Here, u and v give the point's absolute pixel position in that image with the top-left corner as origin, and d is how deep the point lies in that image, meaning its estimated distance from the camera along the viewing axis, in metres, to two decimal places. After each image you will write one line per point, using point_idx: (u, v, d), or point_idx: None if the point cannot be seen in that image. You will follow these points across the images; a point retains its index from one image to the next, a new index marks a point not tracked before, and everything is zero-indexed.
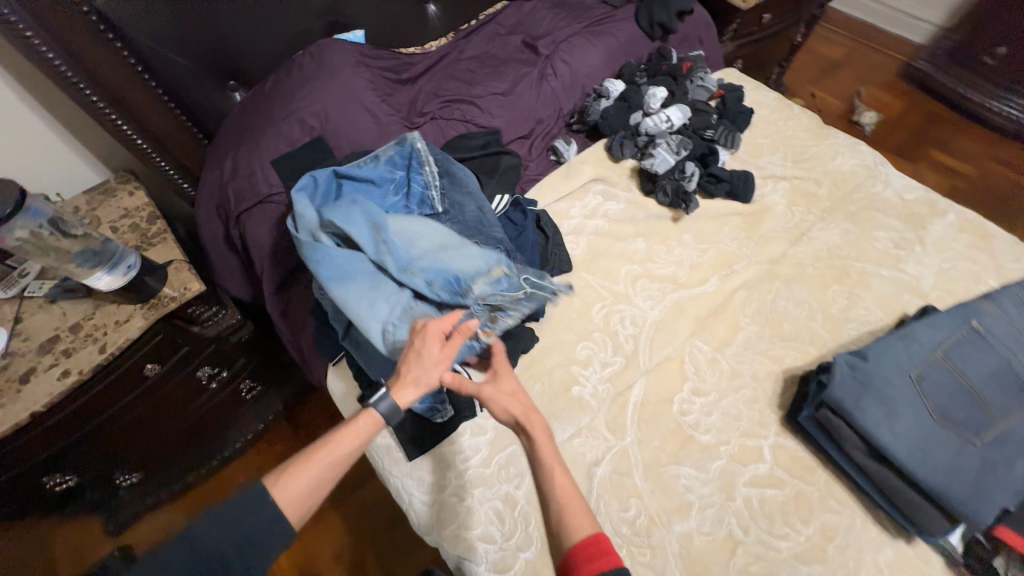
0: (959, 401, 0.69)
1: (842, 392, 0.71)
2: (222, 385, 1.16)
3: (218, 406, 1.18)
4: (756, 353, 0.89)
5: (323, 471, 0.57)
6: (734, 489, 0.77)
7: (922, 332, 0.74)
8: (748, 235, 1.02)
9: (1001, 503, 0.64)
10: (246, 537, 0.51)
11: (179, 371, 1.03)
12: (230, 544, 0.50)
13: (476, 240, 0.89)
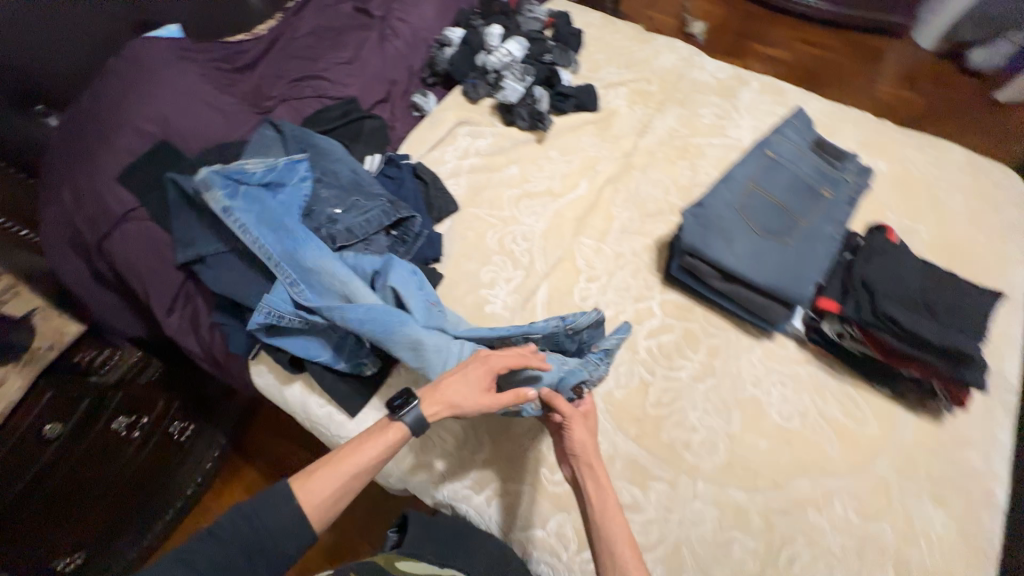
0: (772, 213, 0.85)
1: (691, 237, 0.86)
2: (147, 432, 1.06)
3: (151, 456, 1.08)
4: (630, 234, 1.03)
5: (342, 475, 0.64)
6: (637, 345, 0.90)
7: (738, 170, 0.89)
8: (603, 139, 1.15)
9: (815, 280, 0.82)
10: (263, 542, 0.60)
11: (88, 427, 0.93)
12: (250, 543, 0.59)
13: (358, 198, 0.90)
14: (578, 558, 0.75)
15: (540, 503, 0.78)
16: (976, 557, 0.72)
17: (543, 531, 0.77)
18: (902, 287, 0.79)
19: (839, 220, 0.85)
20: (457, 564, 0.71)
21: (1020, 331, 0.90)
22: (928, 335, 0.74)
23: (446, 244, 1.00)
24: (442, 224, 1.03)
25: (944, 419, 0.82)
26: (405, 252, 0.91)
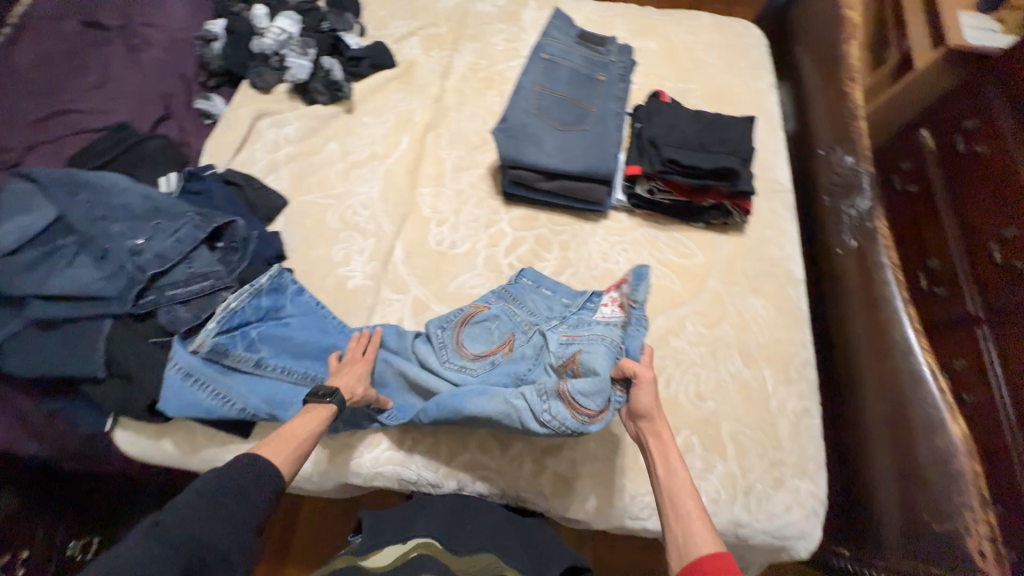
0: (564, 108, 0.95)
1: (504, 150, 0.93)
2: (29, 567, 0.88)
3: None
4: (465, 170, 1.07)
5: (292, 442, 0.65)
6: (500, 265, 0.97)
7: (525, 79, 0.97)
8: (412, 91, 1.16)
9: (615, 152, 0.94)
10: (226, 527, 0.53)
11: None
12: (203, 536, 0.51)
13: (161, 221, 0.83)
14: (507, 460, 0.82)
15: (458, 432, 0.83)
16: (789, 321, 0.93)
17: (469, 454, 0.82)
18: (679, 134, 0.94)
19: (618, 96, 0.97)
20: (419, 531, 0.73)
21: (781, 144, 1.12)
22: (702, 164, 0.89)
23: (286, 238, 0.96)
24: (276, 222, 0.98)
25: (746, 231, 1.00)
26: (240, 259, 0.86)
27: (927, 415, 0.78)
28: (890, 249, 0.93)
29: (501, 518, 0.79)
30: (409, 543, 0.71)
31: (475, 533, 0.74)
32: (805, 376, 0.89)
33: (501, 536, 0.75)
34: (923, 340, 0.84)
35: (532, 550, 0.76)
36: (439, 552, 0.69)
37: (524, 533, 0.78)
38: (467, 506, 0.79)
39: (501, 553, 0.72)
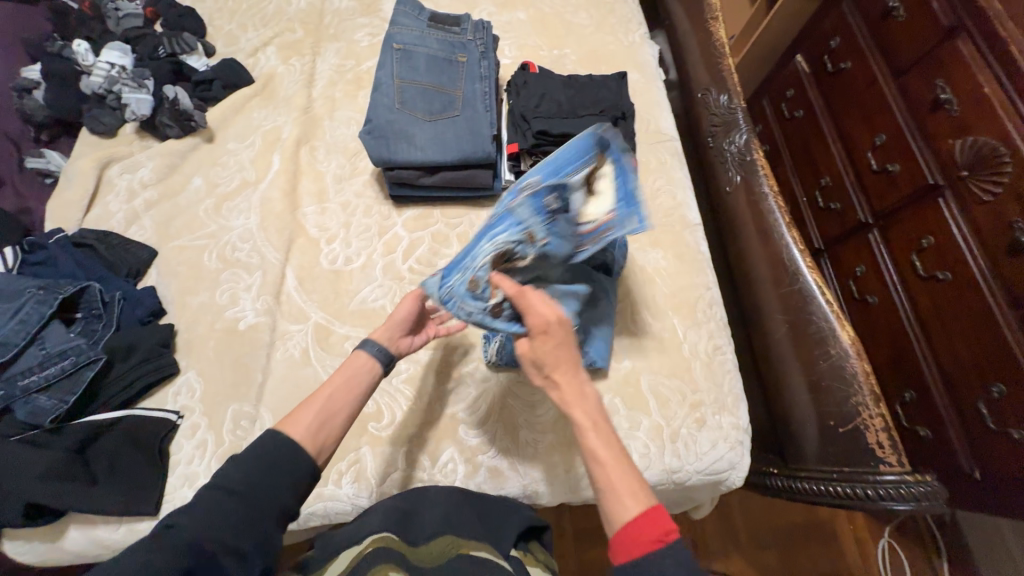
0: (428, 97, 0.91)
1: (375, 153, 0.88)
2: None
3: None
4: (347, 180, 1.02)
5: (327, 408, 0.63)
6: (400, 271, 0.93)
7: (382, 74, 0.92)
8: (276, 106, 1.08)
9: (491, 133, 0.91)
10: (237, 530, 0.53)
11: None
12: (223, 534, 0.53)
13: (0, 303, 0.74)
14: (438, 467, 0.80)
15: (383, 450, 0.81)
16: (691, 266, 0.95)
17: (398, 471, 0.80)
18: (548, 103, 0.92)
19: (483, 75, 0.94)
20: (372, 527, 0.69)
21: (661, 94, 1.12)
22: (574, 131, 0.88)
23: (163, 292, 0.89)
24: (148, 276, 0.91)
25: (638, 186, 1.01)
26: (105, 327, 0.80)
27: (819, 327, 0.83)
28: (769, 180, 0.97)
29: (451, 500, 0.75)
30: (364, 540, 0.67)
31: (429, 517, 0.72)
32: (712, 316, 0.91)
33: (456, 514, 0.72)
34: (807, 258, 0.88)
35: (491, 519, 0.75)
36: (396, 543, 0.67)
37: (481, 507, 0.76)
38: (419, 496, 0.74)
39: (458, 528, 0.70)
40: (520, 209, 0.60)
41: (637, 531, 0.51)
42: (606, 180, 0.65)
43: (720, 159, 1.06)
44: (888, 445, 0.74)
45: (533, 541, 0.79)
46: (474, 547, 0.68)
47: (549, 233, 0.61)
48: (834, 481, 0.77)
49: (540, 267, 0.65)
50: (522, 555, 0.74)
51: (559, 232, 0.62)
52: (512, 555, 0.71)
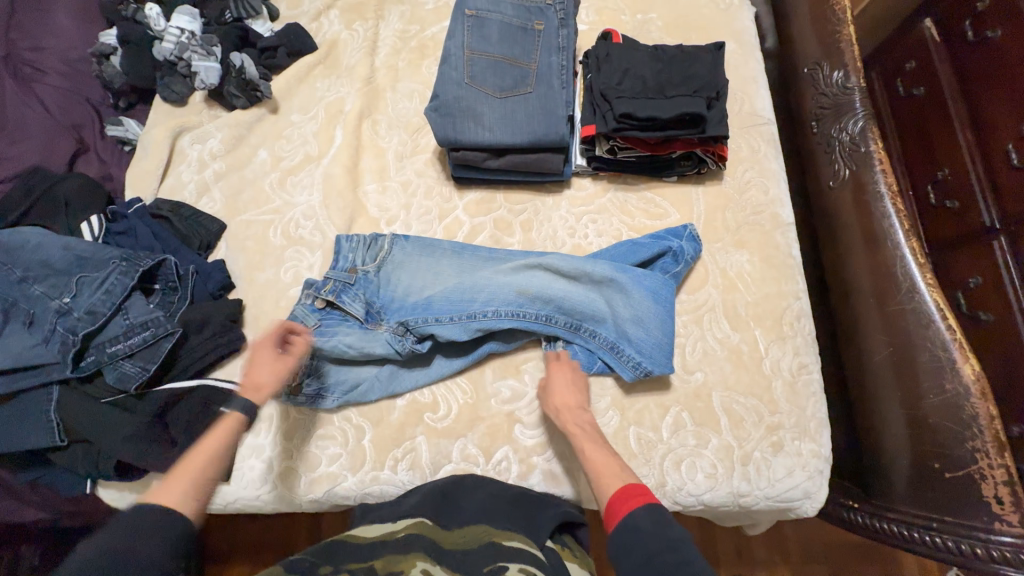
0: (500, 71, 0.84)
1: (441, 133, 0.83)
2: None
3: None
4: (409, 158, 0.97)
5: (192, 471, 0.58)
6: None
7: (451, 44, 0.85)
8: (339, 76, 1.04)
9: (565, 113, 0.83)
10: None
11: None
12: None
13: (89, 271, 0.78)
14: (491, 463, 0.79)
15: (437, 441, 0.80)
16: (779, 271, 0.85)
17: (452, 463, 0.79)
18: (633, 79, 0.82)
19: (560, 46, 0.85)
20: (408, 511, 0.68)
21: (760, 68, 0.98)
22: (661, 114, 0.78)
23: (231, 266, 0.91)
24: (217, 250, 0.92)
25: (725, 178, 0.90)
26: (180, 300, 0.83)
27: (934, 356, 0.72)
28: (888, 176, 0.83)
29: (487, 493, 0.72)
30: (399, 522, 0.65)
31: (466, 506, 0.69)
32: (800, 330, 0.82)
33: (493, 506, 0.68)
34: (928, 274, 0.76)
35: (527, 512, 0.69)
36: (428, 527, 0.63)
37: (518, 498, 0.71)
38: (455, 486, 0.73)
39: (494, 519, 0.65)
40: (297, 312, 0.82)
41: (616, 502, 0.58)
42: (370, 265, 0.85)
43: (824, 148, 0.93)
44: (1009, 501, 0.64)
45: (568, 534, 0.68)
46: (507, 537, 0.61)
47: (322, 321, 0.82)
48: (932, 531, 0.70)
49: (349, 330, 0.81)
50: (558, 548, 0.64)
51: (333, 327, 0.82)
52: (549, 546, 0.63)
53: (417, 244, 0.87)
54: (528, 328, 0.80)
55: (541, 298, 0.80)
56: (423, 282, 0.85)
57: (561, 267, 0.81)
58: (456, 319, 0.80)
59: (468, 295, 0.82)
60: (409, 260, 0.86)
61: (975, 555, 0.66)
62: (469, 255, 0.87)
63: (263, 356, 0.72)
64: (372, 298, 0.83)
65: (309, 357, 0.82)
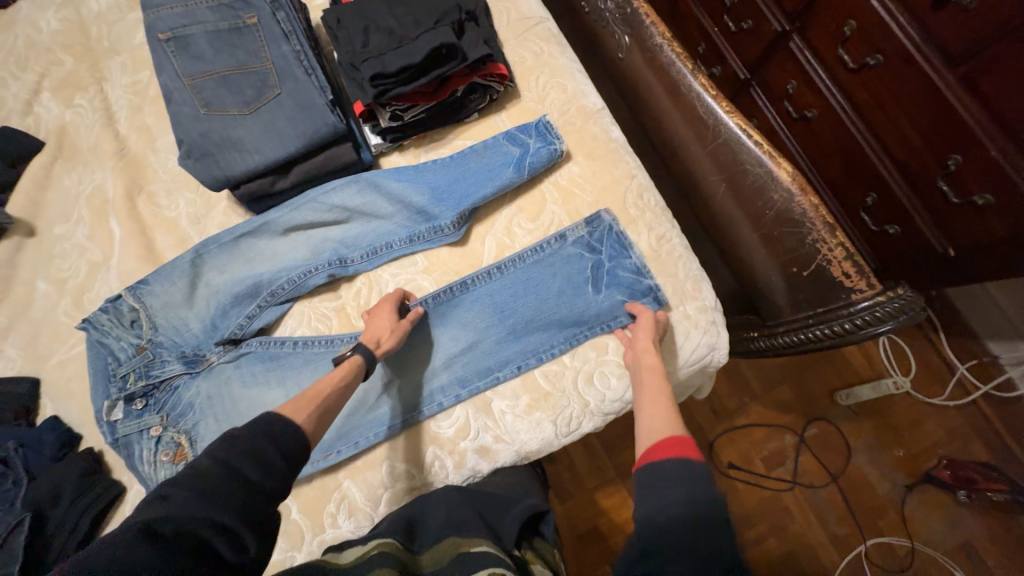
0: (234, 85, 0.75)
1: (208, 174, 0.74)
2: None
3: None
4: (205, 215, 0.87)
5: (315, 396, 0.59)
6: (309, 296, 0.83)
7: (167, 78, 0.76)
8: (86, 161, 0.90)
9: (325, 101, 0.76)
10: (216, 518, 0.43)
11: None
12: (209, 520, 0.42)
13: None
14: (426, 469, 0.76)
15: (365, 476, 0.76)
16: (605, 160, 0.84)
17: (389, 489, 0.75)
18: (376, 35, 0.76)
19: (285, 31, 0.77)
20: (377, 534, 0.61)
21: None
22: (413, 60, 0.72)
23: (68, 417, 0.80)
24: (44, 409, 0.81)
25: (523, 92, 0.87)
26: (13, 484, 0.72)
27: (757, 175, 0.76)
28: (658, 27, 0.84)
29: (451, 503, 0.66)
30: (368, 543, 0.58)
31: (435, 524, 0.63)
32: (646, 206, 0.83)
33: (460, 513, 0.63)
34: (724, 103, 0.79)
35: (490, 518, 0.64)
36: (399, 551, 0.57)
37: (480, 505, 0.66)
38: (416, 511, 0.66)
39: (463, 529, 0.60)
40: (122, 426, 0.76)
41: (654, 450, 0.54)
42: (141, 330, 0.80)
43: (600, 24, 0.91)
44: (853, 272, 0.70)
45: (535, 538, 0.65)
46: (476, 542, 0.57)
47: (165, 411, 0.78)
48: (812, 326, 0.74)
49: (211, 392, 0.79)
50: (523, 555, 0.61)
51: (173, 398, 0.78)
52: (514, 554, 0.59)
53: (156, 278, 0.81)
54: (344, 273, 0.82)
55: (340, 247, 0.83)
56: (205, 303, 0.82)
57: (333, 211, 0.82)
58: (268, 306, 0.81)
59: (264, 284, 0.81)
60: (163, 297, 0.80)
61: (845, 330, 0.71)
62: (215, 248, 0.82)
63: (375, 316, 0.74)
64: (184, 351, 0.81)
65: (192, 453, 0.76)
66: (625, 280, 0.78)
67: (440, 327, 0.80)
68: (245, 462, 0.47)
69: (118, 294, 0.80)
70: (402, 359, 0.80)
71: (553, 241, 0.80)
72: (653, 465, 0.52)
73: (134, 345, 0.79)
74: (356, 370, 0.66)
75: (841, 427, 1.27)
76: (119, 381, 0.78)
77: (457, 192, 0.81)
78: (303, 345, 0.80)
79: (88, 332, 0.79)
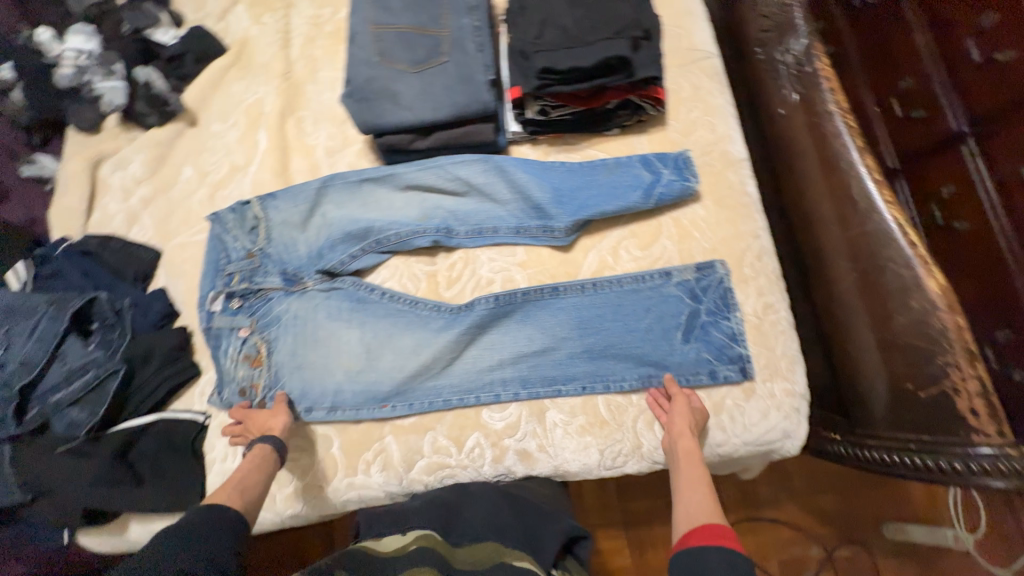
0: (410, 44, 0.80)
1: (362, 117, 0.78)
2: None
3: None
4: (339, 152, 0.93)
5: (243, 483, 0.63)
6: (407, 254, 0.86)
7: (355, 22, 0.81)
8: (255, 75, 0.98)
9: (486, 79, 0.78)
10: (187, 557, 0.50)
11: None
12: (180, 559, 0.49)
13: (16, 325, 0.75)
14: (465, 453, 0.77)
15: (407, 438, 0.78)
16: (734, 212, 0.81)
17: (425, 458, 0.77)
18: (552, 31, 0.77)
19: (470, 5, 0.81)
20: (415, 520, 0.65)
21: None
22: (583, 64, 0.74)
23: (173, 292, 0.88)
24: (157, 279, 0.89)
25: (670, 121, 0.85)
26: (120, 336, 0.80)
27: (899, 277, 0.70)
28: (835, 94, 0.80)
29: (491, 505, 0.68)
30: (408, 533, 0.63)
31: (473, 520, 0.66)
32: (762, 270, 0.79)
33: (499, 517, 0.66)
34: (886, 192, 0.74)
35: (529, 529, 0.66)
36: (437, 543, 0.61)
37: (521, 514, 0.68)
38: (456, 503, 0.69)
39: (503, 536, 0.64)
40: (219, 318, 0.83)
41: (690, 536, 0.57)
42: (256, 238, 0.86)
43: (771, 74, 0.87)
44: (983, 412, 0.63)
45: (568, 557, 0.66)
46: (518, 556, 0.61)
47: (255, 316, 0.83)
48: (912, 453, 0.68)
49: (297, 312, 0.83)
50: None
51: (263, 307, 0.84)
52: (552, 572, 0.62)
53: (284, 196, 0.87)
54: (446, 243, 0.84)
55: (449, 217, 0.85)
56: (315, 232, 0.87)
57: (455, 182, 0.85)
58: (369, 251, 0.85)
59: (372, 230, 0.85)
60: (283, 215, 0.87)
61: (941, 470, 0.66)
62: (340, 185, 0.88)
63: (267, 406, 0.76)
64: (285, 268, 0.86)
65: (267, 362, 0.81)
66: (716, 341, 0.75)
67: (518, 322, 0.80)
68: (197, 531, 0.53)
69: (248, 200, 0.88)
70: (474, 341, 0.80)
71: (656, 275, 0.78)
72: (689, 550, 0.55)
73: (245, 249, 0.86)
74: (265, 455, 0.68)
75: (880, 560, 1.16)
76: (225, 277, 0.84)
77: (578, 199, 0.81)
78: (388, 297, 0.83)
79: (215, 226, 0.87)
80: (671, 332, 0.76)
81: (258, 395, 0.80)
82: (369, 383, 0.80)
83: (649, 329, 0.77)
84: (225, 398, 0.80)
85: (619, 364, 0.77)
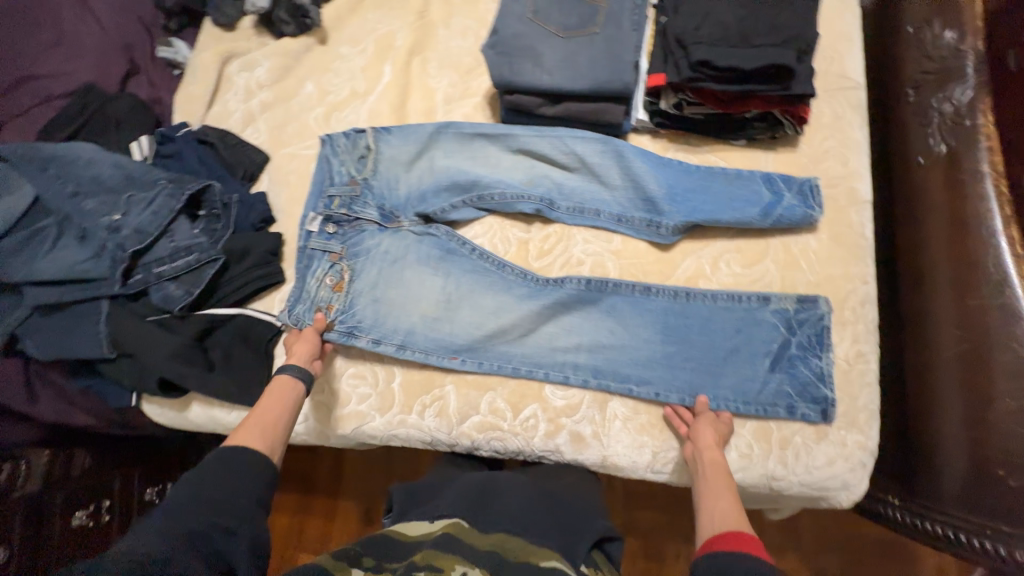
0: (566, 9, 0.79)
1: (499, 71, 0.78)
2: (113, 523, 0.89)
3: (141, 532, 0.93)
4: (457, 101, 0.93)
5: (265, 424, 0.64)
6: (504, 215, 0.87)
7: None
8: (391, 8, 0.99)
9: (631, 60, 0.76)
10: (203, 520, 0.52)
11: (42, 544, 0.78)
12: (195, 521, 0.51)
13: (134, 193, 0.79)
14: (519, 420, 0.77)
15: (467, 392, 0.79)
16: (848, 252, 0.78)
17: (480, 415, 0.78)
18: (712, 26, 0.74)
19: None
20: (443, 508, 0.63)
21: (854, 23, 0.88)
22: (742, 65, 0.71)
23: (273, 199, 0.90)
24: (260, 182, 0.92)
25: (801, 145, 0.82)
26: (223, 228, 0.83)
27: (1015, 360, 0.66)
28: (993, 155, 0.75)
29: (521, 494, 0.66)
30: (436, 522, 0.61)
31: (502, 507, 0.63)
32: (863, 317, 0.76)
33: (532, 513, 0.63)
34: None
35: (560, 525, 0.63)
36: (464, 531, 0.59)
37: (554, 511, 0.66)
38: (487, 487, 0.67)
39: (531, 531, 0.61)
40: (314, 238, 0.85)
41: (716, 541, 0.55)
42: (363, 168, 0.87)
43: (919, 120, 0.82)
44: None
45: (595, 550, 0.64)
46: (545, 556, 0.57)
47: (346, 245, 0.85)
48: (982, 535, 0.68)
49: (388, 250, 0.85)
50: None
51: (355, 237, 0.85)
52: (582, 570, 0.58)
53: (398, 133, 0.88)
54: (546, 214, 0.84)
55: (555, 191, 0.84)
56: (419, 176, 0.87)
57: (569, 156, 0.84)
58: (467, 205, 0.85)
59: (475, 186, 0.85)
60: (394, 152, 0.88)
61: (1000, 556, 0.66)
62: (453, 135, 0.88)
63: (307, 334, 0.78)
64: (382, 204, 0.87)
65: (348, 290, 0.83)
66: (802, 377, 0.73)
67: (602, 312, 0.80)
68: (207, 491, 0.54)
69: (363, 130, 0.89)
70: (553, 319, 0.81)
71: (753, 298, 0.76)
72: (713, 554, 0.54)
73: (350, 176, 0.87)
74: (288, 388, 0.70)
75: None
76: (327, 199, 0.86)
77: (691, 201, 0.79)
78: (475, 257, 0.84)
79: (326, 148, 0.88)
80: (753, 355, 0.75)
81: (333, 318, 0.81)
82: (442, 334, 0.81)
83: (733, 349, 0.76)
84: (297, 314, 0.80)
85: (693, 375, 0.76)
